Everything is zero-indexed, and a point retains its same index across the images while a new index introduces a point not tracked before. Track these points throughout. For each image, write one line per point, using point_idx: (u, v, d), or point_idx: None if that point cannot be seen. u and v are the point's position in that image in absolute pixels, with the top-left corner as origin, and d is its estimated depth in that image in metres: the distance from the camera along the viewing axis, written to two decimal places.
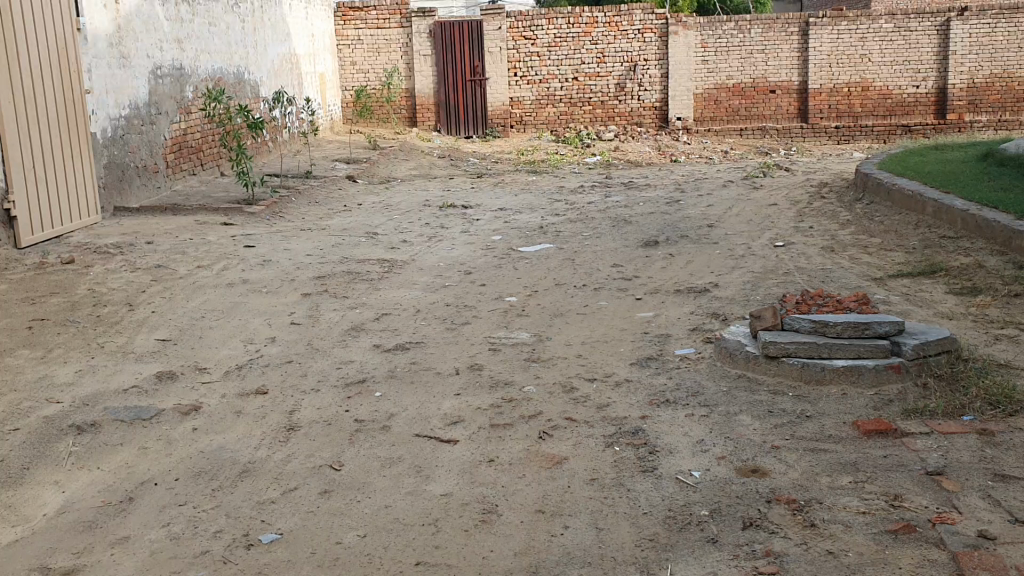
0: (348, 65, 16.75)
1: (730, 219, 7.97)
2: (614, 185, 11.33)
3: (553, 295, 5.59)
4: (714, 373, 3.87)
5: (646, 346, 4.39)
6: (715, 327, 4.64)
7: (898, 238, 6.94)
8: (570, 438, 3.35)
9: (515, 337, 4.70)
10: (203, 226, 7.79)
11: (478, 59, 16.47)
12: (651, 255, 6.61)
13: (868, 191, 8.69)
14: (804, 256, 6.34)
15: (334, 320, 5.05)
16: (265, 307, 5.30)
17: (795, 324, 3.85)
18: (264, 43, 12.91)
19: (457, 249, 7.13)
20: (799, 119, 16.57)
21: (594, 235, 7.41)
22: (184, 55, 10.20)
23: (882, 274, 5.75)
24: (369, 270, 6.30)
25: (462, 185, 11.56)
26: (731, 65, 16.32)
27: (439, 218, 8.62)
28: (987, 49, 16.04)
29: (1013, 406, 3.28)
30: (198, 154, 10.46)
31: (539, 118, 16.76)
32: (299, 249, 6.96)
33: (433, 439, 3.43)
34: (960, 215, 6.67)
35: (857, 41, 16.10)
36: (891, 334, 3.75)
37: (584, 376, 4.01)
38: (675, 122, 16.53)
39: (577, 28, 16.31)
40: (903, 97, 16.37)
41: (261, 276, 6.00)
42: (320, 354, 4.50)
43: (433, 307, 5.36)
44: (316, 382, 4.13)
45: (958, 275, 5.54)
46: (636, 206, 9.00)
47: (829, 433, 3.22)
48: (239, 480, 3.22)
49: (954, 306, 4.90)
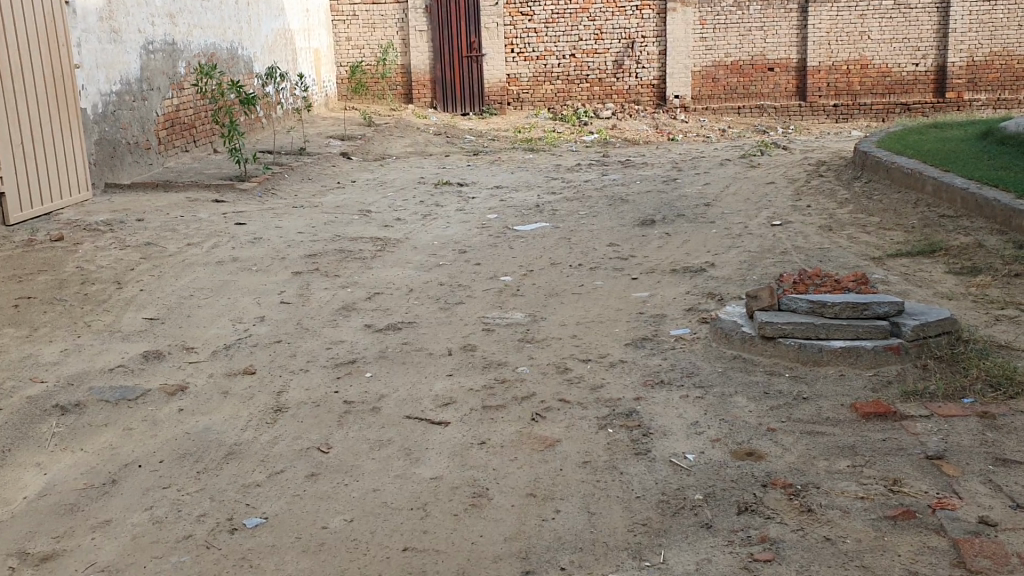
0: (343, 41, 16.61)
1: (728, 198, 7.90)
2: (611, 163, 11.24)
3: (549, 274, 5.51)
4: (710, 354, 3.80)
5: (642, 327, 4.33)
6: (711, 306, 4.57)
7: (898, 216, 6.86)
8: (563, 420, 3.29)
9: (508, 317, 4.63)
10: (195, 203, 7.70)
11: (474, 36, 16.32)
12: (647, 234, 6.53)
13: (867, 169, 8.61)
14: (802, 235, 6.27)
15: (325, 299, 4.98)
16: (255, 286, 5.23)
17: (792, 305, 3.78)
18: (258, 18, 12.75)
19: (451, 228, 7.05)
20: (797, 98, 16.44)
21: (591, 214, 7.33)
22: (177, 30, 10.07)
23: (881, 253, 5.67)
24: (362, 248, 6.22)
25: (458, 162, 11.47)
26: (730, 42, 16.18)
27: (434, 196, 8.54)
28: (987, 27, 15.89)
29: (1015, 388, 3.22)
30: (191, 131, 10.35)
31: (536, 95, 16.60)
32: (291, 226, 6.88)
33: (423, 422, 3.37)
34: (960, 195, 6.60)
35: (856, 18, 15.96)
36: (891, 315, 3.68)
37: (578, 356, 3.94)
38: (673, 100, 16.42)
39: (574, 4, 16.15)
40: (902, 76, 16.24)
41: (252, 254, 5.92)
42: (310, 333, 4.44)
43: (427, 286, 5.28)
44: (306, 362, 4.06)
45: (958, 255, 5.47)
46: (634, 185, 8.92)
47: (827, 415, 3.16)
48: (225, 463, 3.16)
49: (953, 286, 4.83)
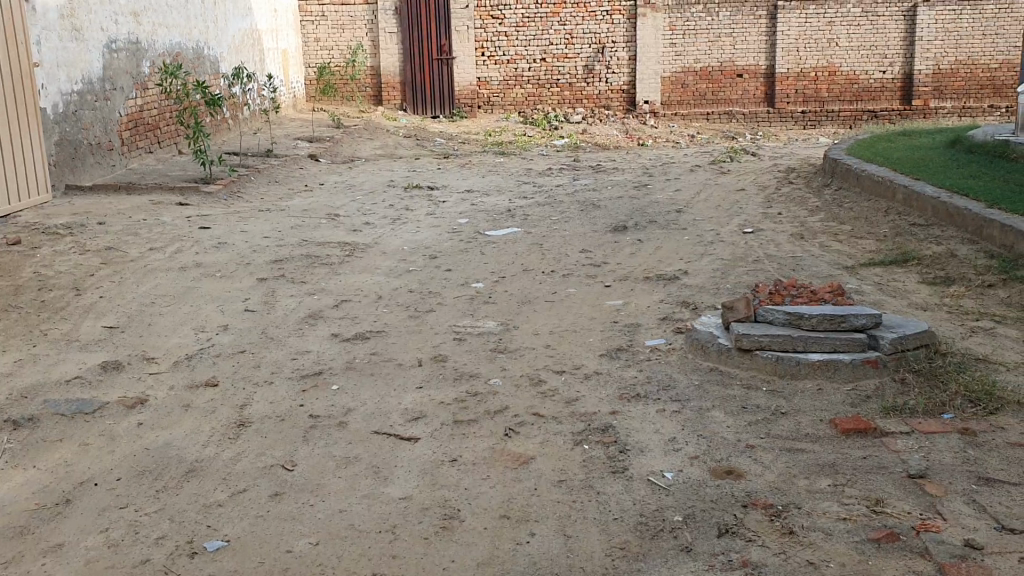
0: (312, 42, 16.42)
1: (699, 204, 7.86)
2: (582, 168, 11.18)
3: (521, 281, 5.42)
4: (686, 366, 3.73)
5: (616, 337, 4.25)
6: (685, 316, 4.51)
7: (869, 224, 6.85)
8: (537, 436, 3.20)
9: (480, 325, 4.54)
10: (158, 206, 7.52)
11: (445, 38, 16.21)
12: (619, 241, 6.46)
13: (838, 176, 8.62)
14: (774, 243, 6.23)
15: (292, 307, 4.85)
16: (219, 293, 5.09)
17: (768, 317, 3.72)
18: (224, 18, 12.56)
19: (421, 232, 6.95)
20: (766, 104, 16.51)
21: (562, 220, 7.26)
22: (141, 29, 9.87)
23: (854, 262, 5.65)
24: (330, 253, 6.10)
25: (428, 165, 11.36)
26: (699, 48, 16.22)
27: (403, 200, 8.42)
28: (952, 36, 16.06)
29: (994, 403, 3.18)
30: (154, 131, 10.15)
31: (506, 98, 16.53)
32: (257, 231, 6.74)
33: (393, 438, 3.26)
34: (931, 203, 6.61)
35: (824, 25, 16.06)
36: (868, 328, 3.63)
37: (552, 368, 3.86)
38: (643, 105, 16.44)
39: (544, 8, 16.09)
40: (869, 83, 16.37)
41: (216, 259, 5.78)
42: (275, 343, 4.31)
43: (396, 293, 5.17)
44: (271, 374, 3.94)
45: (931, 264, 5.46)
46: (605, 190, 8.86)
47: (807, 431, 3.10)
48: (185, 481, 3.03)
49: (927, 296, 4.80)
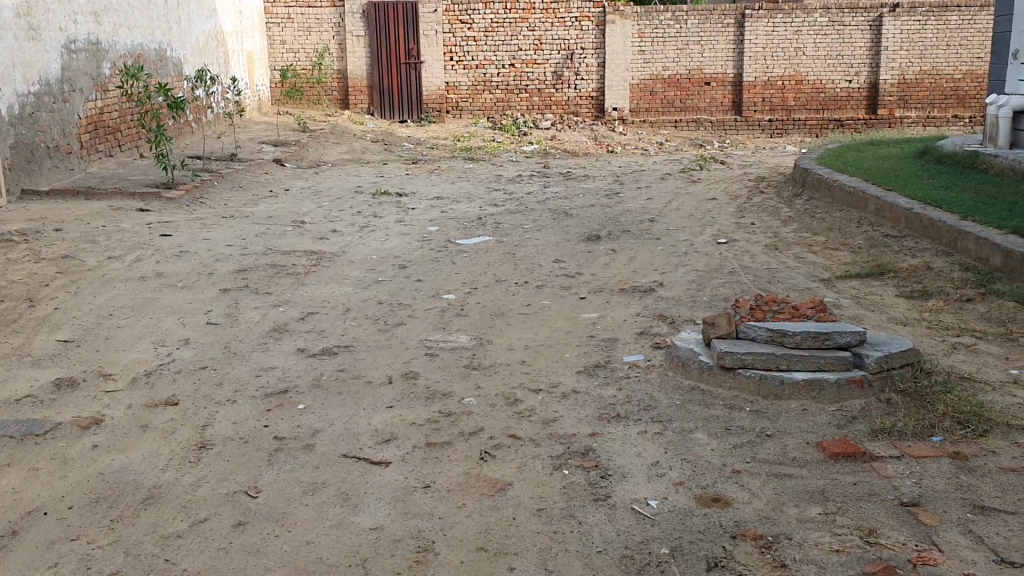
0: (277, 44, 16.16)
1: (671, 214, 7.77)
2: (552, 174, 11.08)
3: (493, 293, 5.29)
4: (667, 384, 3.62)
5: (593, 352, 4.13)
6: (663, 331, 4.40)
7: (843, 235, 6.80)
8: (514, 460, 3.08)
9: (452, 340, 4.39)
10: (117, 212, 7.29)
11: (413, 42, 16.04)
12: (593, 251, 6.35)
13: (809, 186, 8.58)
14: (749, 254, 6.15)
15: (256, 320, 4.68)
16: (179, 305, 4.90)
17: (751, 333, 3.62)
18: (188, 19, 12.30)
19: (390, 241, 6.79)
20: (733, 112, 16.55)
21: (534, 228, 7.13)
22: (101, 29, 9.61)
23: (830, 274, 5.58)
24: (295, 262, 5.92)
25: (396, 171, 11.21)
26: (667, 56, 16.22)
27: (371, 206, 8.26)
28: (917, 47, 16.20)
29: (983, 425, 3.10)
30: (114, 134, 9.90)
31: (475, 104, 16.41)
32: (220, 238, 6.53)
33: (363, 463, 3.13)
34: (904, 214, 6.57)
35: (791, 34, 16.12)
36: (852, 345, 3.54)
37: (527, 386, 3.72)
38: (612, 112, 16.40)
39: (513, 14, 15.99)
40: (836, 92, 16.46)
41: (177, 269, 5.58)
42: (239, 359, 4.14)
43: (365, 305, 5.01)
44: (234, 393, 3.77)
45: (907, 277, 5.40)
46: (576, 198, 8.76)
47: (793, 455, 3.00)
48: (142, 509, 2.86)
49: (906, 311, 4.74)
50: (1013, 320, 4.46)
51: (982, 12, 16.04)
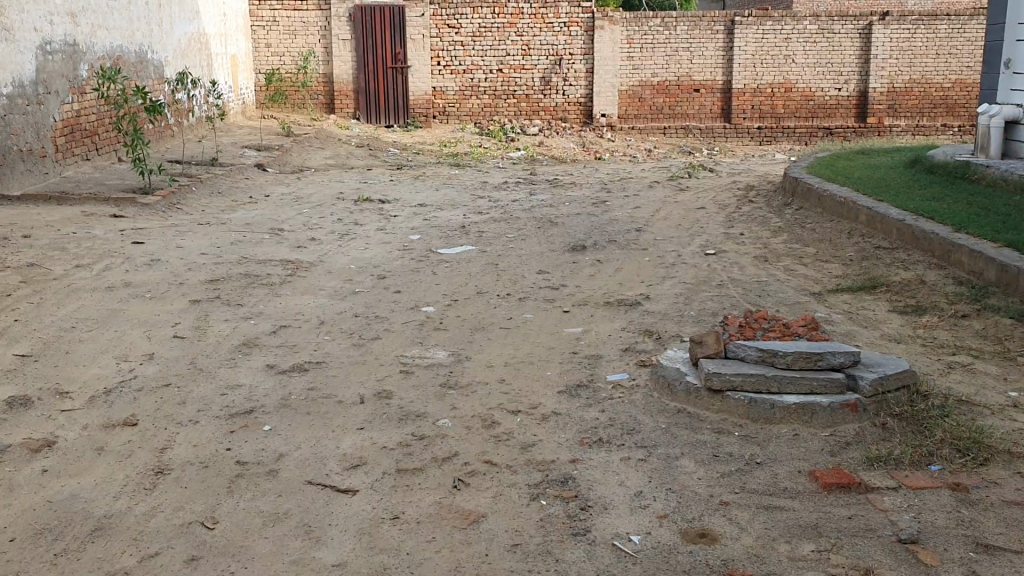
0: (262, 48, 15.96)
1: (659, 223, 7.61)
2: (539, 182, 10.92)
3: (473, 305, 5.11)
4: (652, 406, 3.45)
5: (575, 370, 3.96)
6: (649, 348, 4.23)
7: (833, 247, 6.65)
8: (489, 489, 2.91)
9: (429, 356, 4.21)
10: (90, 218, 7.09)
11: (399, 46, 15.85)
12: (578, 261, 6.18)
13: (798, 196, 8.45)
14: (738, 266, 6.00)
15: (225, 333, 4.49)
16: (146, 317, 4.70)
17: (740, 352, 3.45)
18: (170, 21, 12.11)
19: (370, 249, 6.60)
20: (722, 119, 16.46)
21: (518, 237, 6.96)
22: (79, 30, 9.40)
23: (821, 288, 5.43)
24: (270, 271, 5.73)
25: (380, 176, 11.04)
26: (656, 62, 16.11)
27: (352, 214, 8.08)
28: (906, 55, 16.14)
29: (984, 453, 2.95)
30: (92, 137, 9.71)
31: (462, 109, 16.25)
32: (194, 246, 6.34)
33: (329, 491, 2.95)
34: (895, 225, 6.43)
35: (781, 41, 16.03)
36: (845, 366, 3.38)
37: (506, 407, 3.55)
38: (600, 118, 16.26)
39: (501, 19, 15.85)
40: (825, 99, 16.39)
41: (146, 279, 5.39)
42: (205, 376, 3.95)
43: (340, 318, 4.83)
44: (197, 412, 3.59)
45: (900, 292, 5.25)
46: (562, 206, 8.60)
47: (784, 485, 2.83)
48: (89, 543, 2.67)
49: (899, 327, 4.59)
50: (1010, 338, 4.31)
51: (972, 21, 15.99)
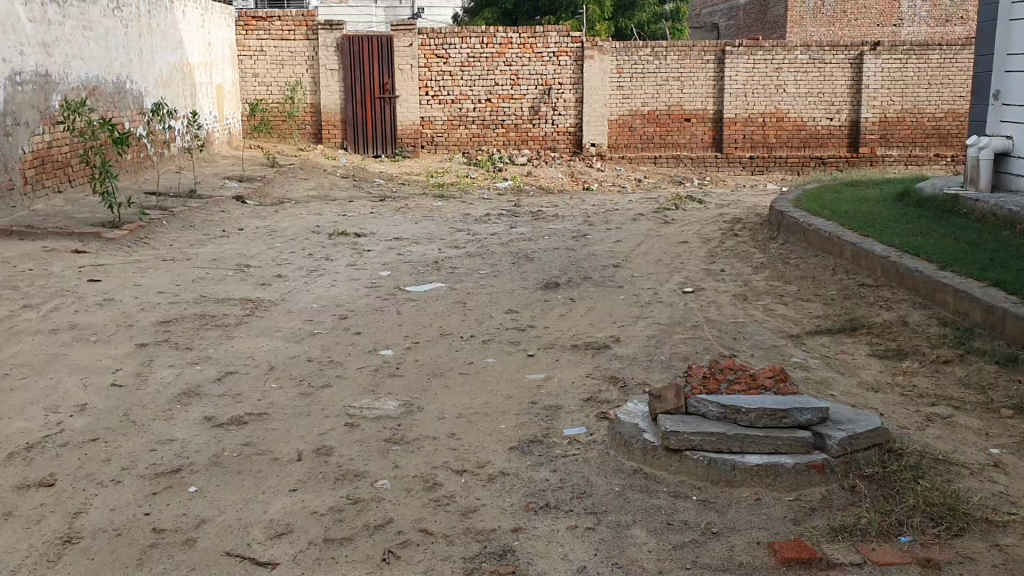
0: (249, 77, 15.82)
1: (639, 258, 7.40)
2: (522, 214, 10.72)
3: (435, 349, 4.88)
4: (607, 466, 3.21)
5: (531, 423, 3.72)
6: (611, 397, 3.99)
7: (816, 284, 6.43)
8: (420, 562, 2.68)
9: (378, 406, 3.98)
10: (49, 254, 6.86)
11: (388, 76, 15.71)
12: (549, 300, 5.96)
13: (784, 229, 8.25)
14: (715, 305, 5.77)
15: (166, 381, 4.26)
16: (87, 362, 4.47)
17: (701, 408, 3.21)
18: (151, 51, 11.97)
19: (336, 287, 6.38)
20: (713, 149, 16.33)
21: (491, 274, 6.75)
22: (52, 61, 9.24)
23: (799, 329, 5.20)
24: (227, 312, 5.50)
25: (361, 208, 10.84)
26: (647, 92, 15.97)
27: (325, 248, 7.87)
28: (898, 85, 16.03)
29: (960, 522, 2.72)
30: (65, 169, 9.51)
31: (450, 138, 16.09)
32: (152, 284, 6.11)
33: (248, 564, 2.72)
34: (880, 262, 6.21)
35: (772, 71, 15.91)
36: (813, 424, 3.15)
37: (451, 465, 3.31)
38: (589, 148, 16.13)
39: (490, 48, 15.69)
40: (816, 129, 16.26)
41: (94, 320, 5.16)
42: (136, 429, 3.72)
43: (292, 363, 4.60)
44: (120, 471, 3.35)
45: (881, 334, 5.03)
46: (542, 240, 8.39)
47: (740, 560, 2.60)
48: None
49: (878, 374, 4.36)
50: (994, 387, 4.08)
51: (964, 51, 15.90)
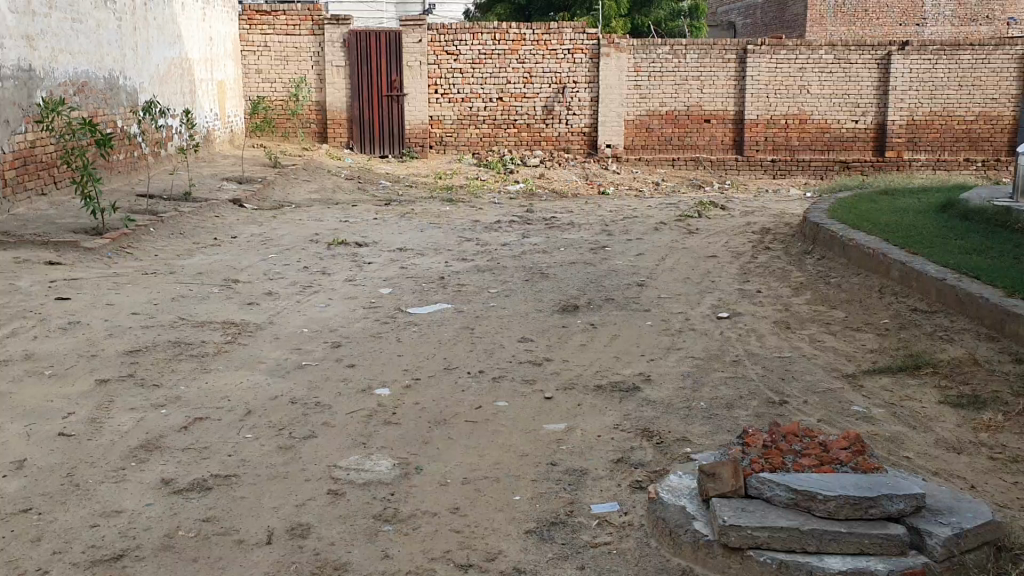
0: (253, 73, 15.22)
1: (664, 276, 6.77)
2: (535, 220, 10.09)
3: (438, 387, 4.25)
4: (650, 563, 2.60)
5: (552, 494, 3.10)
6: (647, 459, 3.37)
7: (865, 309, 5.77)
8: None
9: (369, 466, 3.35)
10: (19, 266, 6.26)
11: (395, 74, 15.06)
12: (567, 326, 5.33)
13: (820, 243, 7.60)
14: (755, 335, 5.14)
15: (126, 429, 3.65)
16: (36, 404, 3.86)
17: (765, 491, 2.60)
18: (147, 45, 11.39)
19: (331, 307, 5.76)
20: (733, 152, 15.66)
21: (503, 293, 6.12)
22: (36, 55, 8.63)
23: (854, 367, 4.56)
24: (206, 339, 4.89)
25: (365, 213, 10.22)
26: (665, 91, 15.30)
27: (322, 260, 7.25)
28: (927, 86, 15.35)
29: None
30: (48, 171, 8.92)
31: (460, 139, 15.46)
32: (126, 303, 5.50)
33: None
34: (934, 284, 5.54)
35: (795, 70, 15.24)
36: (906, 515, 2.53)
37: (455, 557, 2.69)
38: (604, 149, 15.47)
39: (502, 45, 15.06)
40: (841, 132, 15.58)
41: (54, 348, 4.55)
42: (81, 496, 3.11)
43: (274, 406, 3.98)
44: (52, 556, 2.74)
45: (951, 375, 4.38)
46: (556, 252, 7.77)
47: None
48: None
49: (955, 430, 3.72)
50: None
51: (997, 51, 15.23)
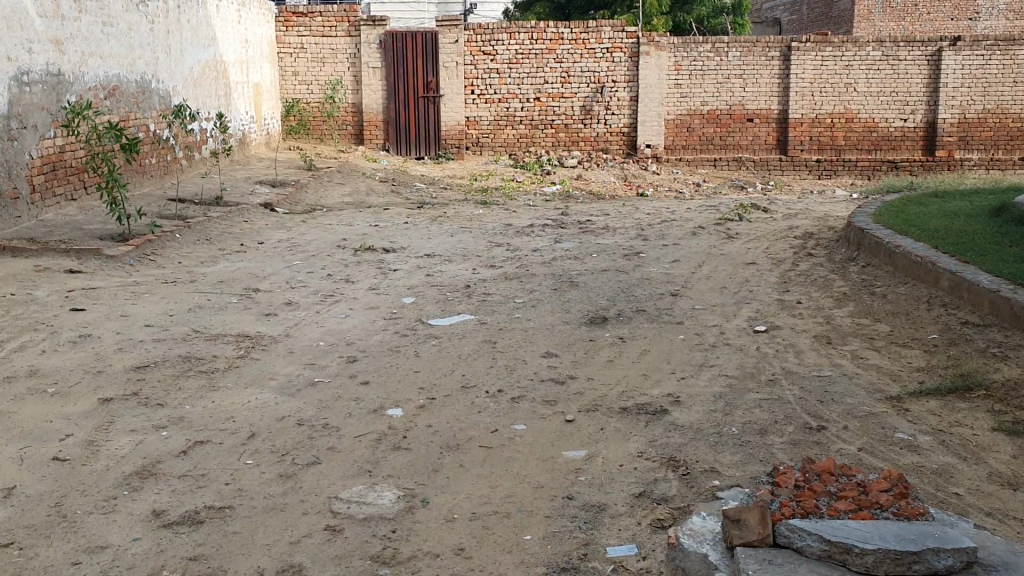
0: (289, 75, 15.13)
1: (699, 285, 6.48)
2: (568, 224, 9.82)
3: (454, 408, 4.03)
4: None
5: (567, 534, 2.86)
6: (670, 494, 3.12)
7: (911, 322, 5.45)
8: None
9: (372, 498, 3.14)
10: (39, 274, 6.17)
11: (432, 75, 14.92)
12: (595, 340, 5.08)
13: (865, 250, 7.26)
14: (793, 351, 4.85)
15: (122, 454, 3.48)
16: (35, 425, 3.71)
17: (795, 541, 2.34)
18: (180, 48, 11.31)
19: (351, 318, 5.57)
20: (777, 152, 15.25)
21: (530, 303, 5.88)
22: (65, 59, 8.56)
23: (899, 388, 4.26)
24: (218, 353, 4.72)
25: (396, 217, 10.04)
26: (707, 90, 14.93)
27: (347, 267, 7.07)
28: (980, 83, 14.83)
29: None
30: (77, 176, 8.87)
31: (496, 140, 15.23)
32: (141, 315, 5.36)
33: None
34: (987, 296, 5.20)
35: (841, 68, 14.80)
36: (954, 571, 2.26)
37: None
38: (644, 149, 15.16)
39: (539, 44, 14.82)
40: (889, 131, 15.10)
41: (61, 363, 4.42)
42: (66, 528, 2.94)
43: (279, 428, 3.79)
44: None
45: (1005, 398, 4.06)
46: (588, 258, 7.52)
47: None
48: None
49: (1010, 461, 3.42)
50: None
51: None
